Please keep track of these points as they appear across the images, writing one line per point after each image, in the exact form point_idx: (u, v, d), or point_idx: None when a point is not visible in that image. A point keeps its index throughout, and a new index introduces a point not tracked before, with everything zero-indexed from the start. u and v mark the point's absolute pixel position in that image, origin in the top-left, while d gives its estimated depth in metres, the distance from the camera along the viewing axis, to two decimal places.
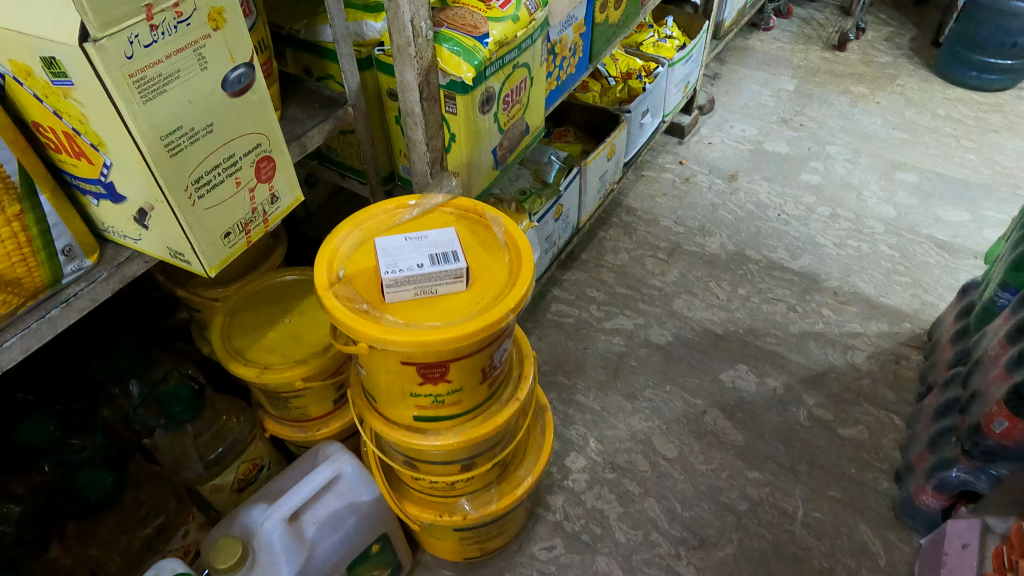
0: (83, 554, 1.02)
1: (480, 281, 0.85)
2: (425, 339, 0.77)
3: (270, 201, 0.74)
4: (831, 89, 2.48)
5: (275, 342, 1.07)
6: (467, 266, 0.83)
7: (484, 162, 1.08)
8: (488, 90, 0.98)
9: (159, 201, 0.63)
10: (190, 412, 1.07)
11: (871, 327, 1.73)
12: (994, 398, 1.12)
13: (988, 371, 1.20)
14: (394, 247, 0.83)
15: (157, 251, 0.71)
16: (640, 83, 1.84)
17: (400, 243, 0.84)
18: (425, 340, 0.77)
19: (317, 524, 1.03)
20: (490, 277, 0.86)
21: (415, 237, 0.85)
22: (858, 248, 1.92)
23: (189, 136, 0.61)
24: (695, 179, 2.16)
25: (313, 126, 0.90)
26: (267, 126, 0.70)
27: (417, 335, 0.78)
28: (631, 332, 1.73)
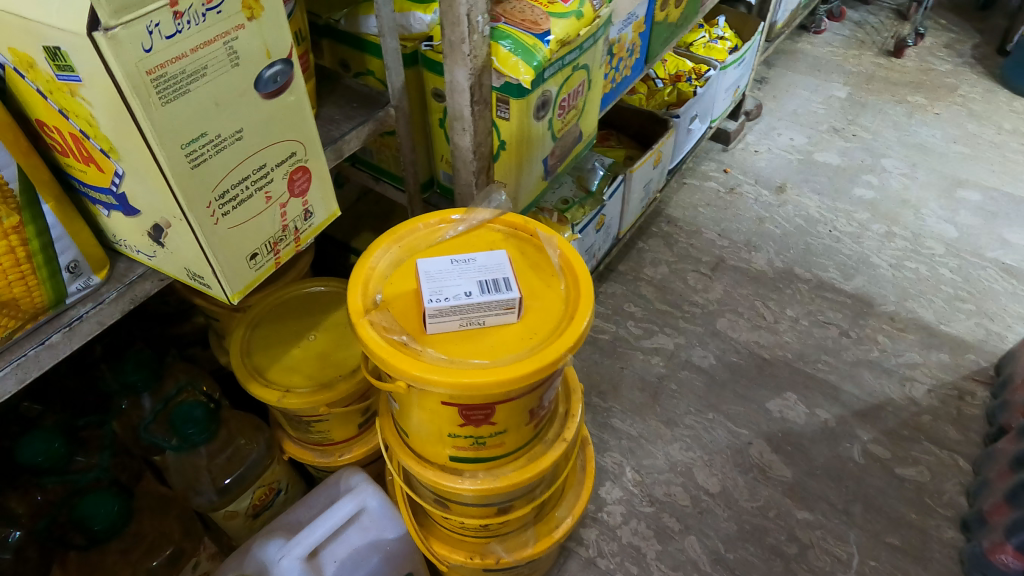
0: None
1: (533, 312, 0.76)
2: (471, 381, 0.68)
3: (303, 217, 0.65)
4: (886, 97, 2.34)
5: (299, 361, 0.98)
6: (520, 296, 0.73)
7: (534, 173, 0.98)
8: (545, 94, 0.88)
9: (178, 217, 0.54)
10: (204, 433, 0.97)
11: (931, 357, 1.60)
12: None
13: None
14: (439, 271, 0.74)
15: (173, 270, 0.61)
16: (690, 86, 1.73)
17: (445, 266, 0.74)
18: (472, 382, 0.68)
19: (337, 562, 0.94)
20: (544, 308, 0.76)
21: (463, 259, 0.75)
22: (916, 270, 1.80)
23: (215, 145, 0.52)
24: (740, 189, 2.03)
25: (352, 129, 0.81)
26: (303, 132, 0.60)
27: (463, 375, 0.68)
28: (671, 352, 1.62)
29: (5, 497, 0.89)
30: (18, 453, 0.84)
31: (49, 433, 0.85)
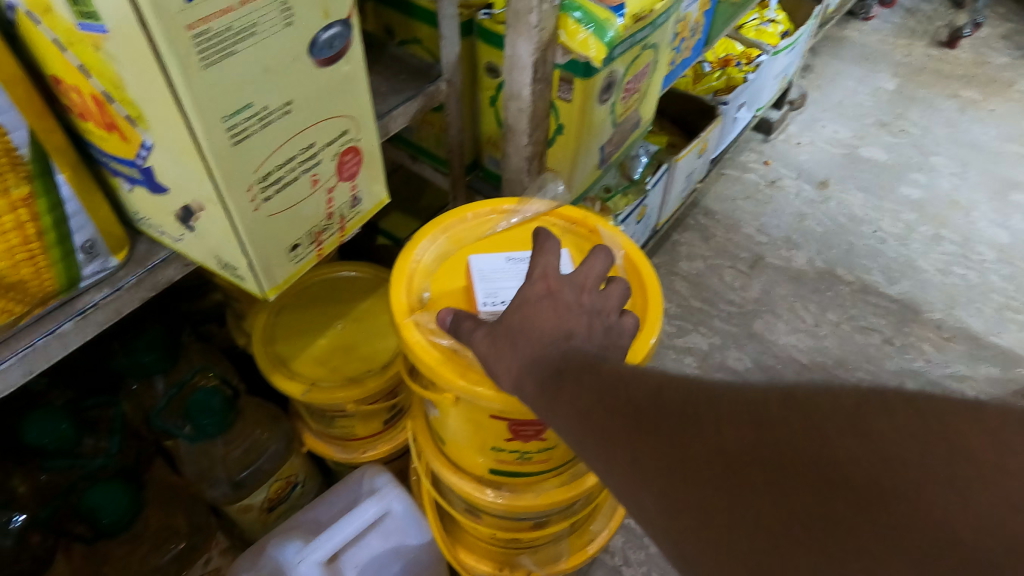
0: None
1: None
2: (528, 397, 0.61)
3: (350, 203, 0.57)
4: (938, 91, 2.21)
5: (326, 353, 0.91)
6: None
7: (590, 161, 0.90)
8: (611, 75, 0.80)
9: (213, 203, 0.46)
10: (221, 425, 0.88)
11: (979, 370, 1.51)
12: None
13: None
14: (493, 271, 0.68)
15: (202, 257, 0.54)
16: (740, 72, 1.61)
17: (500, 265, 0.68)
18: None
19: (358, 569, 0.87)
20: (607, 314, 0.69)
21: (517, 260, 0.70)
22: (964, 277, 1.69)
23: (260, 118, 0.44)
24: (782, 183, 1.91)
25: (399, 104, 0.72)
26: (356, 107, 0.52)
27: None
28: (705, 353, 1.53)
29: (8, 474, 0.81)
30: (23, 432, 0.75)
31: (55, 413, 0.76)
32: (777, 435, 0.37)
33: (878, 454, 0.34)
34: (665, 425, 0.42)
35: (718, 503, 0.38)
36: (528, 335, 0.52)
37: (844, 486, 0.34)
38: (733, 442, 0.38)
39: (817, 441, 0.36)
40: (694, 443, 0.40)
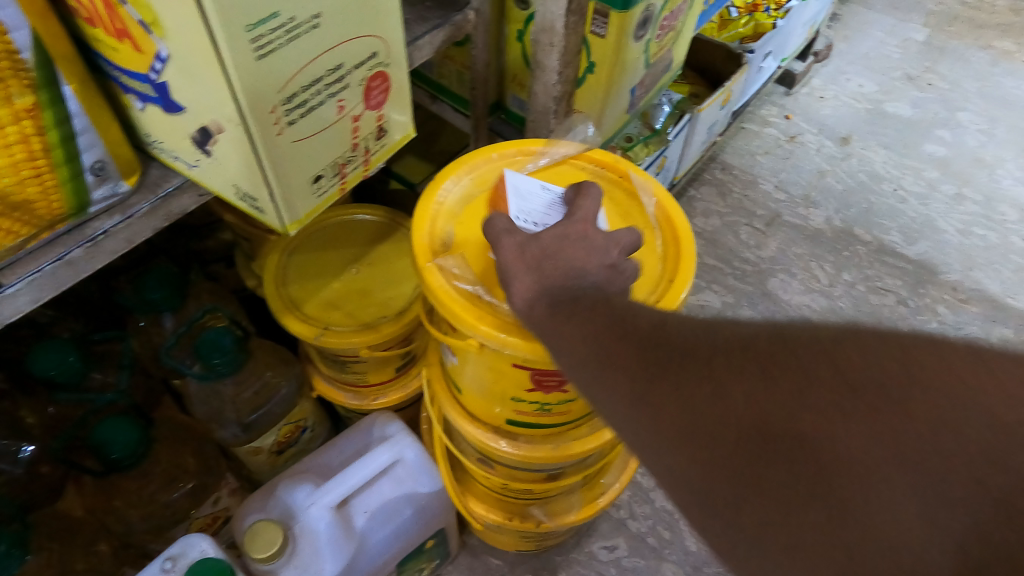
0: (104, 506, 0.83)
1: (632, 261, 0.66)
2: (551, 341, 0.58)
3: (376, 135, 0.54)
4: (969, 42, 2.11)
5: (339, 296, 0.88)
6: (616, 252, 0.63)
7: (620, 104, 0.86)
8: (649, 9, 0.75)
9: (233, 124, 0.42)
10: (232, 365, 0.86)
11: (993, 333, 1.47)
12: None
13: None
14: (530, 193, 0.63)
15: (220, 186, 0.50)
16: (769, 18, 1.53)
17: (536, 190, 0.64)
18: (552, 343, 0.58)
19: (369, 513, 0.87)
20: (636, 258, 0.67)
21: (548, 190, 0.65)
22: (984, 238, 1.63)
23: (286, 31, 0.40)
24: (802, 138, 1.85)
25: (425, 33, 0.68)
26: (387, 27, 0.48)
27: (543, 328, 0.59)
28: (718, 311, 1.51)
29: (17, 405, 0.79)
30: (30, 364, 0.73)
31: (63, 345, 0.74)
32: (766, 366, 0.39)
33: (846, 382, 0.36)
34: (664, 356, 0.43)
35: (709, 425, 0.40)
36: (555, 260, 0.52)
37: (816, 412, 0.36)
38: (722, 373, 0.40)
39: (796, 372, 0.38)
40: (690, 376, 0.41)
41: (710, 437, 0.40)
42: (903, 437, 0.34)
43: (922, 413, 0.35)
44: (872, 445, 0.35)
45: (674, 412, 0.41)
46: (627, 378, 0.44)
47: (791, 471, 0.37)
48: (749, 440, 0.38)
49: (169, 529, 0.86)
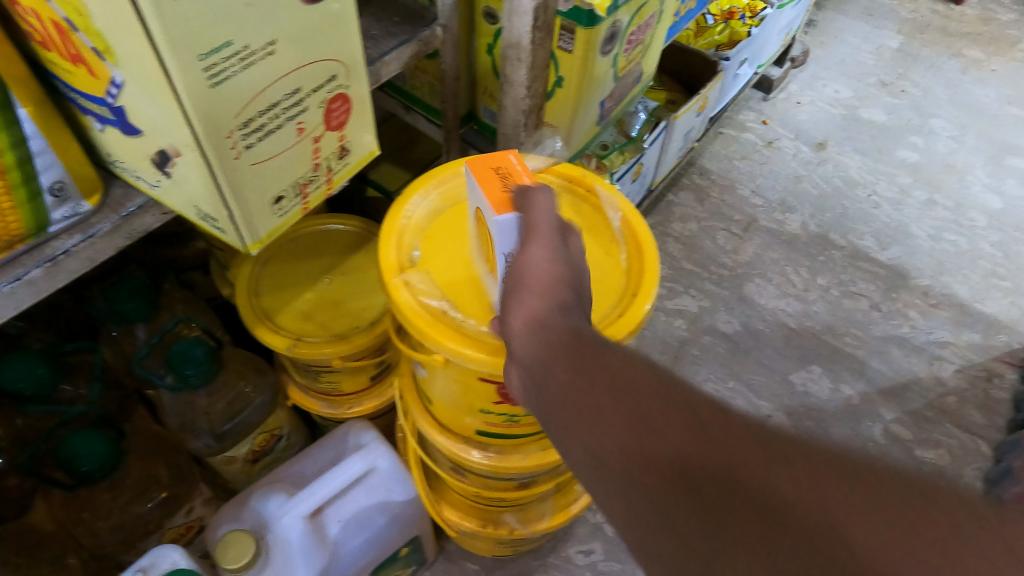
0: (71, 518, 0.82)
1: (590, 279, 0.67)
2: None
3: (338, 154, 0.54)
4: (941, 50, 2.15)
5: (312, 307, 0.88)
6: None
7: (589, 117, 0.87)
8: (615, 25, 0.76)
9: (190, 149, 0.43)
10: (204, 376, 0.85)
11: (962, 336, 1.50)
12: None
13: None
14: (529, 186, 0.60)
15: (181, 205, 0.51)
16: (744, 26, 1.55)
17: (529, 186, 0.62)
18: None
19: (342, 522, 0.87)
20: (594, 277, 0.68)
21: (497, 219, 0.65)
22: (955, 243, 1.66)
23: (240, 59, 0.40)
24: (779, 143, 1.87)
25: (392, 48, 0.68)
26: (346, 50, 0.49)
27: None
28: (695, 316, 1.52)
29: None
30: None
31: (31, 357, 0.73)
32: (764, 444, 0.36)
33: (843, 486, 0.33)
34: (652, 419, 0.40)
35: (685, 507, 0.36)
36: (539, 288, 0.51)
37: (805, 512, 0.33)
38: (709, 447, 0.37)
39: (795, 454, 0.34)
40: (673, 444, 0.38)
41: (668, 471, 0.37)
42: (871, 501, 0.31)
43: (897, 483, 0.32)
44: (839, 501, 0.32)
45: (624, 451, 0.39)
46: (590, 408, 0.42)
47: (745, 517, 0.34)
48: (701, 479, 0.36)
49: (140, 540, 0.86)
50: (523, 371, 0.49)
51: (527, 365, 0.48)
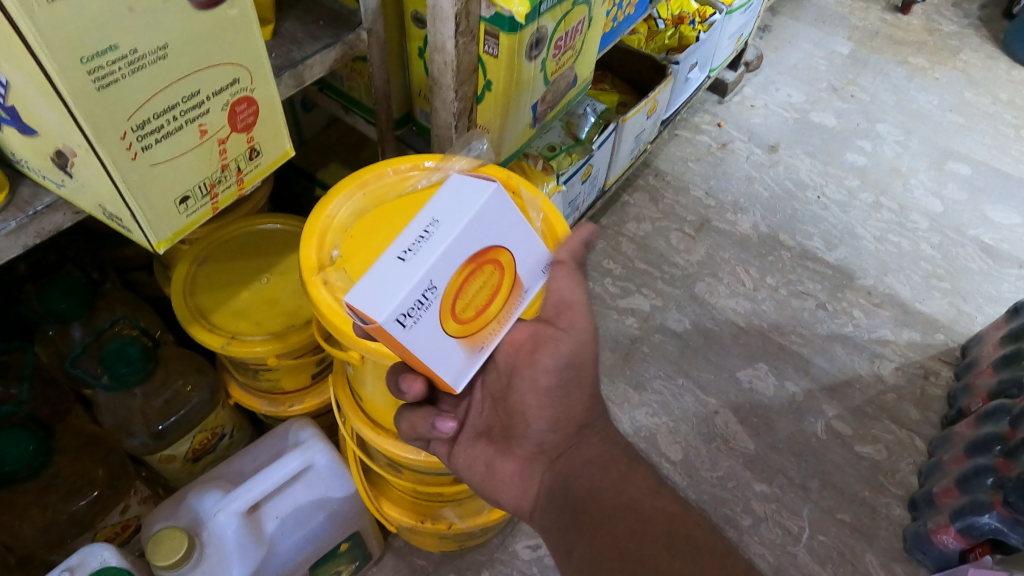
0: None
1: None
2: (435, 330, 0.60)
3: (248, 154, 0.55)
4: (888, 58, 2.21)
5: (248, 306, 0.89)
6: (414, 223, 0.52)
7: (522, 119, 0.89)
8: (540, 31, 0.78)
9: (83, 149, 0.44)
10: (139, 373, 0.87)
11: (902, 335, 1.55)
12: (951, 475, 1.21)
13: (950, 446, 1.28)
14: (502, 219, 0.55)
15: (87, 203, 0.51)
16: (693, 31, 1.58)
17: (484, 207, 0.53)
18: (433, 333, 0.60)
19: (279, 519, 0.88)
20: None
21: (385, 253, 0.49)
22: (898, 244, 1.71)
23: (128, 62, 0.41)
24: (733, 146, 1.91)
25: (316, 51, 0.69)
26: (250, 54, 0.50)
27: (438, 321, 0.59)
28: (646, 314, 1.55)
29: None
30: None
31: None
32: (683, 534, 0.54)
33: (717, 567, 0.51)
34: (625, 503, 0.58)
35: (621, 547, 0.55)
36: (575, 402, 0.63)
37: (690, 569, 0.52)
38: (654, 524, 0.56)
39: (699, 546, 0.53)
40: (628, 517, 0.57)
41: (623, 531, 0.56)
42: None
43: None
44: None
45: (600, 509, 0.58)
46: (597, 486, 0.60)
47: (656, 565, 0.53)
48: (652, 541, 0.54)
49: (72, 539, 0.86)
50: (541, 455, 0.66)
51: (548, 448, 0.65)
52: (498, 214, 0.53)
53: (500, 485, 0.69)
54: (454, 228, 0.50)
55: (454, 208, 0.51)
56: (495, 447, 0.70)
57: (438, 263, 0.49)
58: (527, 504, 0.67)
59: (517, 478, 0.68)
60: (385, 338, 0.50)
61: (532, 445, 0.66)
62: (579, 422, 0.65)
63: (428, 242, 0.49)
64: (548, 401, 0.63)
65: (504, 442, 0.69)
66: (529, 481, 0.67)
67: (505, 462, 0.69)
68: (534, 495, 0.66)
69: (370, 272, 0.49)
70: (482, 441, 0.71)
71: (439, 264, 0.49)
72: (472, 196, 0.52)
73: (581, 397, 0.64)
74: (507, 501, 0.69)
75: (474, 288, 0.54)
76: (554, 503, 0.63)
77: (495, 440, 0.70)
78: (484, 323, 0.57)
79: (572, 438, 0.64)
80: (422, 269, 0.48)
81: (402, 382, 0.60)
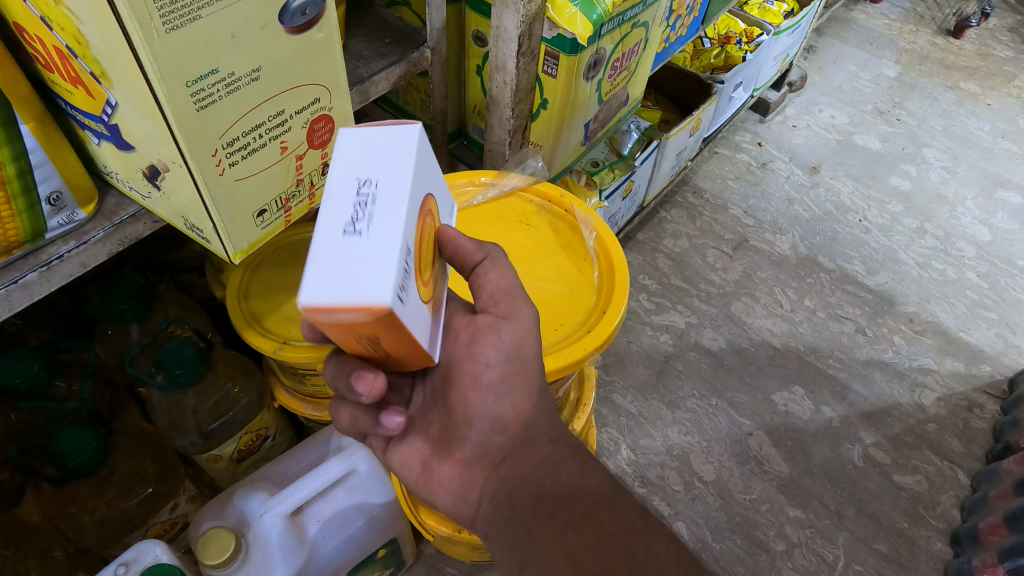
0: (57, 511, 0.84)
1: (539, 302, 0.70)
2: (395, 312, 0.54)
3: (321, 170, 0.57)
4: (937, 81, 2.18)
5: (299, 312, 0.90)
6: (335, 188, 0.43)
7: (573, 138, 0.90)
8: (598, 52, 0.79)
9: (176, 165, 0.46)
10: (193, 375, 0.87)
11: (944, 364, 1.52)
12: (997, 513, 1.18)
13: (997, 482, 1.25)
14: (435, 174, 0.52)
15: (172, 215, 0.53)
16: (740, 51, 1.58)
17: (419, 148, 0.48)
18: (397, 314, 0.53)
19: (320, 522, 0.89)
20: (538, 296, 0.71)
21: (329, 230, 0.41)
22: (942, 272, 1.68)
23: (225, 85, 0.43)
24: (773, 165, 1.90)
25: (381, 69, 0.71)
26: (331, 76, 0.52)
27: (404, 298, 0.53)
28: (681, 331, 1.55)
29: None
30: None
31: (28, 354, 0.75)
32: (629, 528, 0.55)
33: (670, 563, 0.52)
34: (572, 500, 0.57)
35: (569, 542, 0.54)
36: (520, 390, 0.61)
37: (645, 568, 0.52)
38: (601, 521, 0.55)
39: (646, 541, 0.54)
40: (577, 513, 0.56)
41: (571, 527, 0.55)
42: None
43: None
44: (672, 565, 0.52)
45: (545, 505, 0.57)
46: (544, 481, 0.59)
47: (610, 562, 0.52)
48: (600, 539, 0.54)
49: (122, 536, 0.88)
50: (482, 454, 0.63)
51: (489, 445, 0.62)
52: (424, 159, 0.48)
53: (438, 488, 0.66)
54: (403, 181, 0.43)
55: (386, 159, 0.45)
56: (433, 446, 0.66)
57: (406, 219, 0.42)
58: (468, 509, 0.64)
59: (457, 482, 0.64)
60: (377, 326, 0.42)
61: (474, 447, 0.63)
62: (526, 420, 0.62)
63: (383, 204, 0.42)
64: (489, 397, 0.60)
65: (443, 443, 0.65)
66: (471, 484, 0.63)
67: (444, 465, 0.65)
68: (475, 503, 0.63)
69: (327, 258, 0.40)
70: (419, 440, 0.67)
71: (408, 223, 0.42)
72: (389, 145, 0.46)
73: (526, 392, 0.61)
74: (446, 505, 0.66)
75: (423, 243, 0.50)
76: (497, 510, 0.60)
77: (433, 439, 0.66)
78: (431, 292, 0.53)
79: (515, 439, 0.61)
80: (395, 232, 0.41)
81: (357, 382, 0.52)
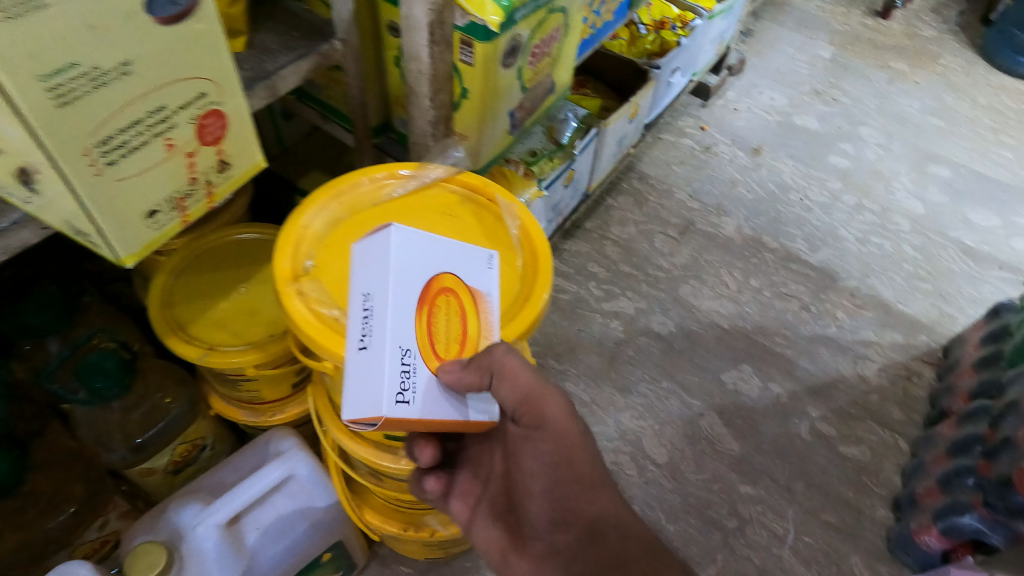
0: None
1: None
2: None
3: (218, 168, 0.55)
4: (869, 61, 2.23)
5: (226, 316, 0.87)
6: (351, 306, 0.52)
7: (498, 127, 0.89)
8: (515, 39, 0.78)
9: (45, 166, 0.43)
10: (116, 387, 0.84)
11: (885, 336, 1.56)
12: (932, 477, 1.21)
13: (934, 447, 1.29)
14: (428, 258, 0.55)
15: (55, 221, 0.51)
16: (674, 36, 1.59)
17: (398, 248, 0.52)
18: None
19: (260, 530, 0.86)
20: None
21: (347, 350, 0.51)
22: (880, 246, 1.73)
23: (89, 79, 0.41)
24: (716, 149, 1.92)
25: (289, 62, 0.69)
26: (217, 68, 0.50)
27: None
28: (631, 317, 1.56)
29: None
30: None
31: None
32: None
33: None
34: None
35: None
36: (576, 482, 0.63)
37: None
38: None
39: None
40: None
41: None
42: None
43: None
44: None
45: None
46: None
47: None
48: None
49: (48, 556, 0.85)
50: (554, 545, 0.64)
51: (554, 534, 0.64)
52: (415, 249, 0.54)
53: None
54: (386, 290, 0.50)
55: (378, 268, 0.52)
56: (510, 537, 0.69)
57: (395, 323, 0.50)
58: None
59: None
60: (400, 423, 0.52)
61: (546, 541, 0.65)
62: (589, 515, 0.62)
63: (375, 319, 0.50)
64: (552, 490, 0.64)
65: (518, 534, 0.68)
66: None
67: (520, 556, 0.67)
68: None
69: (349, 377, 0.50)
70: (498, 529, 0.70)
71: (398, 329, 0.50)
72: (380, 250, 0.53)
73: (583, 486, 0.63)
74: None
75: (439, 320, 0.56)
76: None
77: (511, 530, 0.69)
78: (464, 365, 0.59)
79: (582, 539, 0.62)
80: (386, 341, 0.49)
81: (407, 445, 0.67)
